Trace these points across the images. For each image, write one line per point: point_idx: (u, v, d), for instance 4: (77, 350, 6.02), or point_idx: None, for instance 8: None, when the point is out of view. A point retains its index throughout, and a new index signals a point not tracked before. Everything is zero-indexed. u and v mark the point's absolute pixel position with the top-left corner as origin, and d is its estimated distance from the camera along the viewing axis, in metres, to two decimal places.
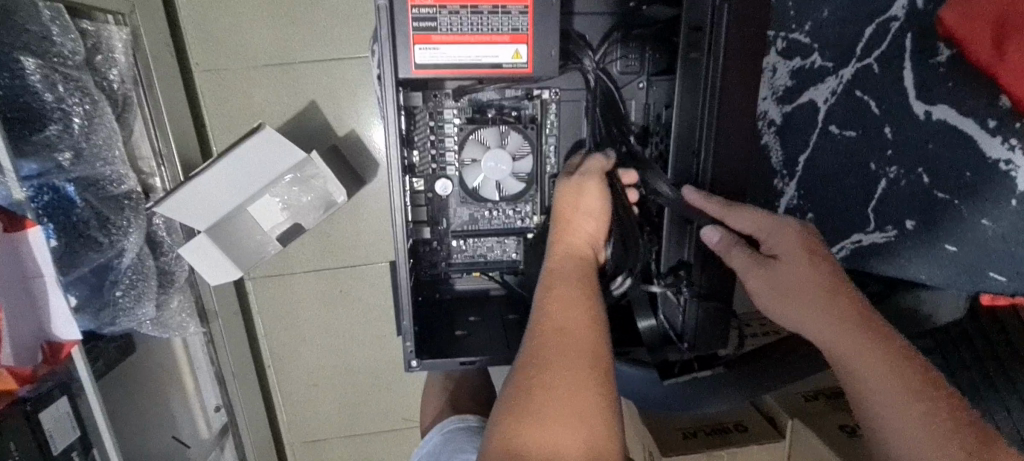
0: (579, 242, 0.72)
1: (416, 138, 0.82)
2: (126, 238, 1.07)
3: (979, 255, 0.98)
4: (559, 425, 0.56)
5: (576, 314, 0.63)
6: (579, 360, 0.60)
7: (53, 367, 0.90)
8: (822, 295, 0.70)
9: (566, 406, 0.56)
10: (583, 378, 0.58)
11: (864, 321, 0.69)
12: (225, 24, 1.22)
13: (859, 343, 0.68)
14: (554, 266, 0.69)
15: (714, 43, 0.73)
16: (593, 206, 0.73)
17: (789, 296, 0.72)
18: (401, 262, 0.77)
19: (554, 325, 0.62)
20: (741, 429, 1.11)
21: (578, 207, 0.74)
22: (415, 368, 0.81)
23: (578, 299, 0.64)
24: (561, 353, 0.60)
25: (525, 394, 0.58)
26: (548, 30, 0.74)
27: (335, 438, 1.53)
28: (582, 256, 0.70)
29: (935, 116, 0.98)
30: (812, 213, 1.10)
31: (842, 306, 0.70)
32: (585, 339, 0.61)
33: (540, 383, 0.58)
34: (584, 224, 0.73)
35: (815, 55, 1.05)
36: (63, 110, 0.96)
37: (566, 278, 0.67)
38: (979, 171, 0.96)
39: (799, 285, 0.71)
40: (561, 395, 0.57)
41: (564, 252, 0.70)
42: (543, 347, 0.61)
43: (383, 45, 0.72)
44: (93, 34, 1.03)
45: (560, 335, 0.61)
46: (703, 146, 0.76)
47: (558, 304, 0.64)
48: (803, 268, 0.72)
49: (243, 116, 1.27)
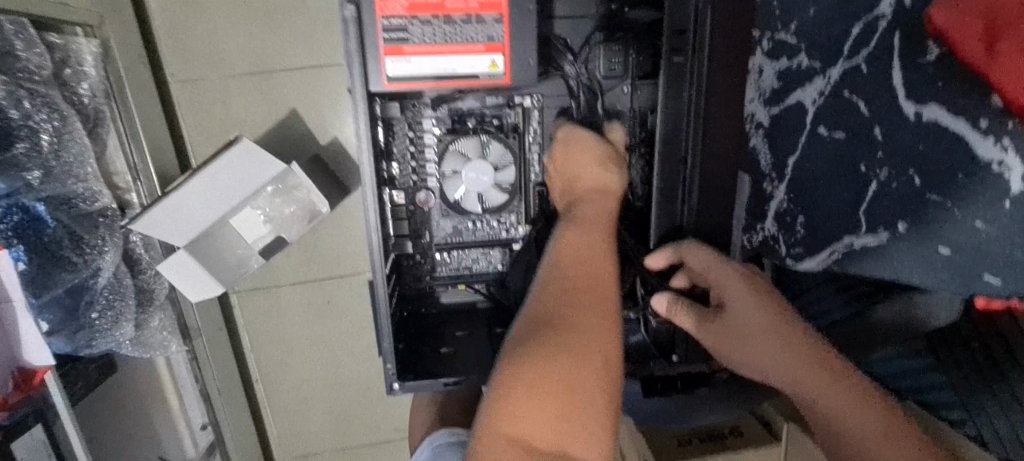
0: (609, 179, 0.74)
1: (395, 150, 0.80)
2: (101, 257, 1.04)
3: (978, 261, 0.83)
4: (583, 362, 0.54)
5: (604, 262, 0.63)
6: (602, 311, 0.58)
7: (26, 395, 0.88)
8: (768, 333, 0.67)
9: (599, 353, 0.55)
10: (605, 326, 0.57)
11: (815, 358, 0.64)
12: (200, 32, 1.19)
13: (815, 387, 0.63)
14: (582, 213, 0.69)
15: (698, 47, 0.71)
16: (618, 162, 0.76)
17: (737, 342, 0.69)
18: (378, 280, 0.74)
19: (582, 269, 0.62)
20: (736, 433, 1.10)
21: (604, 154, 0.76)
22: (397, 391, 0.78)
23: (604, 250, 0.64)
24: (582, 301, 0.59)
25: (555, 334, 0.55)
26: (524, 37, 0.72)
27: (327, 452, 1.50)
28: (608, 198, 0.72)
29: (925, 117, 0.85)
30: (803, 218, 1.02)
31: (789, 344, 0.66)
32: (613, 292, 0.61)
33: (567, 322, 0.57)
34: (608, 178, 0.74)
35: (801, 56, 1.01)
36: (31, 127, 0.92)
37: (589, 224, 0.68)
38: (970, 173, 0.81)
39: (745, 326, 0.68)
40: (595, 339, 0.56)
41: (589, 198, 0.72)
42: (569, 290, 0.60)
43: (353, 68, 0.69)
44: (61, 47, 0.99)
45: (582, 283, 0.61)
46: (689, 153, 0.74)
47: (585, 247, 0.64)
48: (747, 302, 0.69)
49: (221, 127, 1.24)
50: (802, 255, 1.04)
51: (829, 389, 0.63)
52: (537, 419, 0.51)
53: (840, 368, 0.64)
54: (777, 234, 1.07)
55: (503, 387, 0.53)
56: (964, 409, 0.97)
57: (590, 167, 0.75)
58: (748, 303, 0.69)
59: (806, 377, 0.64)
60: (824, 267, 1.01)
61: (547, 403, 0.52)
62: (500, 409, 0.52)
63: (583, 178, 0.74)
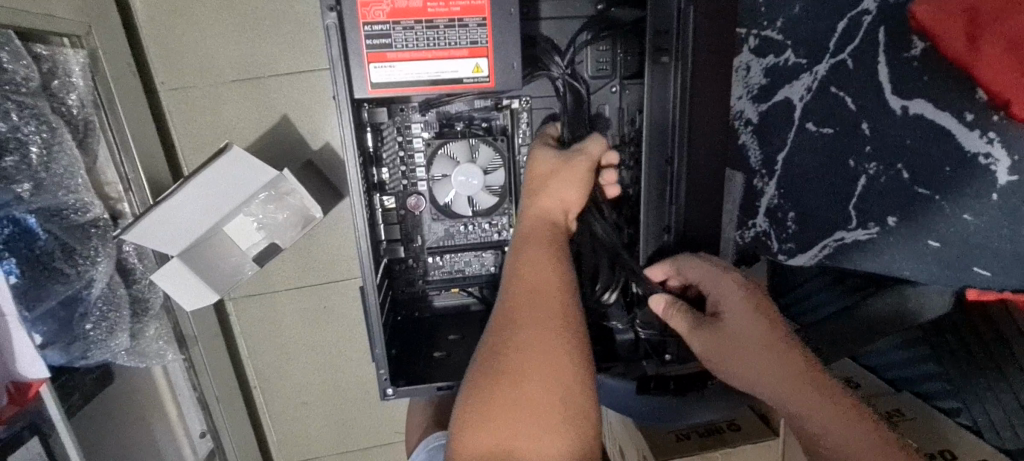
0: (557, 209, 0.71)
1: (384, 155, 0.79)
2: (94, 268, 1.04)
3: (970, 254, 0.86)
4: (535, 385, 0.57)
5: (548, 280, 0.64)
6: (553, 328, 0.60)
7: (21, 407, 0.87)
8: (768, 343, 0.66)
9: (543, 375, 0.57)
10: (556, 343, 0.59)
11: (808, 376, 0.65)
12: (188, 40, 1.19)
13: (808, 404, 0.64)
14: (527, 227, 0.70)
15: (682, 48, 0.71)
16: (575, 172, 0.72)
17: (736, 354, 0.67)
18: (370, 287, 0.74)
19: (528, 290, 0.63)
20: (734, 428, 1.09)
21: (559, 175, 0.73)
22: (391, 397, 0.78)
23: (549, 260, 0.65)
24: (532, 320, 0.61)
25: (499, 363, 0.59)
26: (508, 40, 0.72)
27: (327, 455, 1.50)
28: (555, 224, 0.70)
29: (913, 111, 0.86)
30: (794, 214, 1.02)
31: (787, 357, 0.66)
32: (561, 302, 0.62)
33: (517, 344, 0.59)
34: (561, 194, 0.72)
35: (788, 52, 1.00)
36: (19, 140, 0.92)
37: (537, 244, 0.67)
38: (961, 166, 0.82)
39: (746, 337, 0.67)
40: (536, 362, 0.58)
41: (537, 216, 0.71)
42: (514, 315, 0.62)
43: (335, 73, 0.68)
44: (48, 58, 0.99)
45: (532, 301, 0.62)
46: (676, 152, 0.74)
47: (529, 268, 0.64)
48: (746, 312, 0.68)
49: (211, 135, 1.24)
50: (794, 251, 1.04)
51: (820, 407, 0.64)
52: (489, 446, 0.56)
53: (832, 383, 0.66)
54: (768, 230, 1.06)
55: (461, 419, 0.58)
56: (959, 398, 0.96)
57: (548, 181, 0.73)
58: (746, 317, 0.68)
59: (799, 394, 0.64)
60: (817, 262, 1.01)
61: (495, 432, 0.56)
62: (461, 438, 0.57)
63: (541, 193, 0.73)
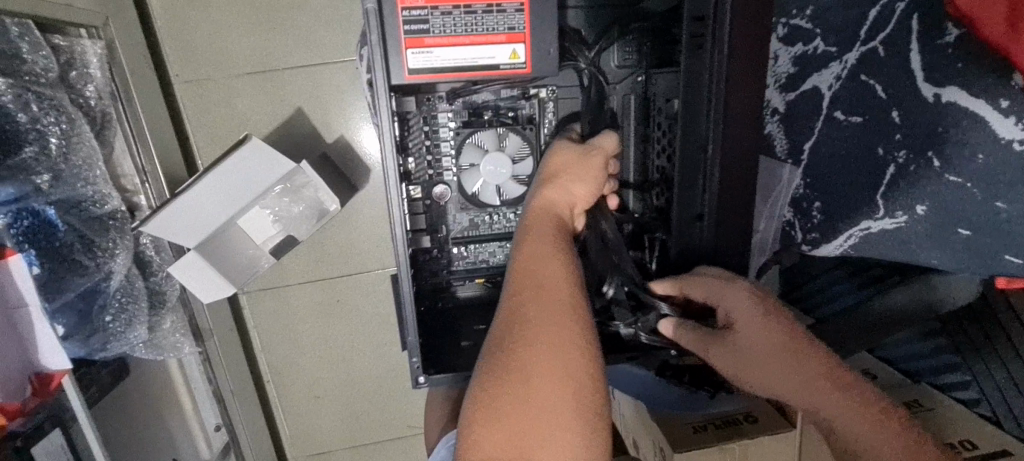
0: (566, 205, 0.71)
1: (411, 144, 0.80)
2: (113, 260, 1.04)
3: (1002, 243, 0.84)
4: (544, 380, 0.55)
5: (555, 274, 0.62)
6: (561, 320, 0.58)
7: (43, 399, 0.87)
8: (781, 366, 0.68)
9: (556, 376, 0.55)
10: (565, 336, 0.57)
11: (825, 376, 0.67)
12: (205, 31, 1.18)
13: (829, 403, 0.66)
14: (531, 220, 0.68)
15: (719, 35, 0.71)
16: (589, 165, 0.73)
17: (752, 365, 0.70)
18: (403, 275, 0.75)
19: (533, 286, 0.61)
20: (751, 419, 0.99)
21: (573, 170, 0.73)
22: (423, 386, 0.80)
23: (555, 251, 0.64)
24: (540, 314, 0.59)
25: (506, 366, 0.56)
26: (544, 25, 0.72)
27: (340, 450, 1.48)
28: (562, 217, 0.70)
29: (945, 99, 0.85)
30: (819, 204, 1.01)
31: (802, 375, 0.68)
32: (569, 295, 0.60)
33: (524, 338, 0.57)
34: (569, 186, 0.72)
35: (817, 41, 0.99)
36: (39, 131, 0.91)
37: (541, 236, 0.66)
38: (993, 152, 0.82)
39: (760, 354, 0.69)
40: (547, 361, 0.56)
41: (543, 208, 0.70)
42: (519, 314, 0.59)
43: (373, 48, 0.69)
44: (65, 49, 0.99)
45: (539, 294, 0.60)
46: (710, 138, 0.75)
47: (535, 264, 0.62)
48: (756, 335, 0.70)
49: (226, 128, 1.23)
50: (820, 241, 1.02)
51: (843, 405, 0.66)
52: (496, 445, 0.53)
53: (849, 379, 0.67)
54: (792, 220, 1.06)
55: (468, 425, 0.55)
56: (977, 389, 0.96)
57: (561, 172, 0.73)
58: (755, 328, 0.70)
59: (819, 396, 0.67)
60: (841, 252, 1.00)
61: (502, 429, 0.54)
62: (469, 442, 0.54)
63: (548, 186, 0.72)
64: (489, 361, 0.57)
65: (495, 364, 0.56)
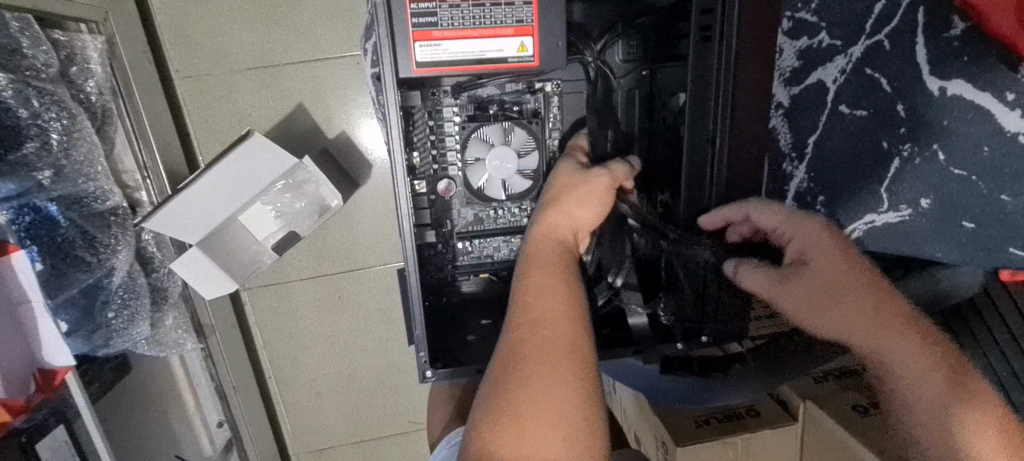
0: (569, 230, 0.69)
1: (416, 139, 0.79)
2: (115, 256, 1.03)
3: (1008, 234, 0.87)
4: (539, 426, 0.53)
5: (555, 311, 0.60)
6: (559, 361, 0.56)
7: (47, 395, 0.86)
8: (869, 293, 0.67)
9: (555, 426, 0.53)
10: (563, 378, 0.55)
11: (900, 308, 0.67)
12: (205, 27, 1.17)
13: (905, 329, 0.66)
14: (535, 247, 0.67)
15: (727, 31, 0.71)
16: (591, 189, 0.70)
17: (840, 294, 0.67)
18: (411, 269, 0.76)
19: (531, 321, 0.60)
20: (753, 413, 1.00)
21: (575, 194, 0.70)
22: (430, 379, 0.79)
23: (557, 286, 0.62)
24: (538, 354, 0.57)
25: (503, 405, 0.54)
26: (551, 17, 0.72)
27: (342, 446, 1.48)
28: (565, 244, 0.68)
29: (951, 92, 0.86)
30: (823, 198, 1.00)
31: (887, 313, 0.66)
32: (569, 334, 0.59)
33: (519, 380, 0.56)
34: (570, 214, 0.70)
35: (822, 34, 0.98)
36: (40, 126, 0.91)
37: (544, 267, 0.64)
38: (1000, 145, 0.84)
39: (846, 281, 0.67)
40: (547, 406, 0.54)
41: (545, 234, 0.68)
42: (519, 351, 0.58)
43: (381, 40, 0.69)
44: (65, 44, 0.98)
45: (538, 331, 0.59)
46: (718, 133, 0.74)
47: (535, 298, 0.61)
48: (839, 271, 0.67)
49: (227, 123, 1.22)
50: None
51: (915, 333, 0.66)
52: None
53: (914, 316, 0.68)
54: None
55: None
56: None
57: (563, 196, 0.71)
58: (843, 260, 0.68)
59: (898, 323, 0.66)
60: None
61: None
62: None
63: (550, 211, 0.70)
64: (486, 401, 0.56)
65: (492, 406, 0.55)
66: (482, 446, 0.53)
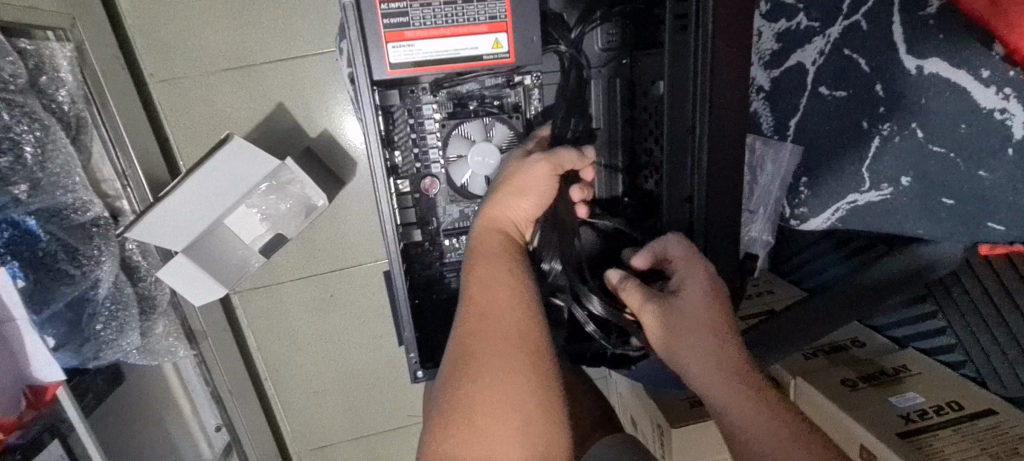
0: (510, 221, 0.71)
1: (397, 139, 0.80)
2: (99, 268, 1.02)
3: (981, 207, 0.86)
4: (490, 410, 0.55)
5: (500, 298, 0.62)
6: (507, 347, 0.59)
7: (38, 411, 0.85)
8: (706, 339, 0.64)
9: (507, 412, 0.55)
10: (510, 363, 0.57)
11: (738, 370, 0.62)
12: (177, 29, 1.15)
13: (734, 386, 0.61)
14: (479, 240, 0.69)
15: (702, 15, 0.71)
16: (532, 180, 0.71)
17: (681, 329, 0.65)
18: (395, 270, 0.77)
19: (478, 313, 0.61)
20: None
21: (517, 183, 0.71)
22: (422, 379, 0.85)
23: (502, 274, 0.64)
24: (485, 341, 0.59)
25: (457, 391, 0.57)
26: (523, 12, 0.71)
27: (341, 443, 1.49)
28: (506, 234, 0.70)
29: (927, 70, 0.86)
30: (807, 180, 1.03)
31: (721, 360, 0.62)
32: (518, 320, 0.60)
33: (471, 367, 0.57)
34: (509, 205, 0.71)
35: (800, 16, 0.98)
36: (13, 140, 0.88)
37: (487, 258, 0.66)
38: (975, 122, 0.83)
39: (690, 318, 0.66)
40: (498, 393, 0.56)
41: (487, 225, 0.70)
42: (466, 342, 0.59)
43: (352, 43, 0.68)
44: (33, 53, 0.95)
45: (484, 322, 0.60)
46: (698, 122, 0.74)
47: (479, 288, 0.63)
48: (690, 308, 0.66)
49: (206, 126, 1.20)
50: (807, 216, 1.04)
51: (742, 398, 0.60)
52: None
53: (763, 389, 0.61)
54: (781, 197, 1.08)
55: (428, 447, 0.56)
56: (963, 351, 0.97)
57: (504, 189, 0.72)
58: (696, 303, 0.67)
59: (728, 376, 0.61)
60: (830, 225, 1.02)
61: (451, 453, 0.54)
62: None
63: (490, 203, 0.72)
64: (444, 390, 0.58)
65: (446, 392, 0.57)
66: (435, 433, 0.56)
